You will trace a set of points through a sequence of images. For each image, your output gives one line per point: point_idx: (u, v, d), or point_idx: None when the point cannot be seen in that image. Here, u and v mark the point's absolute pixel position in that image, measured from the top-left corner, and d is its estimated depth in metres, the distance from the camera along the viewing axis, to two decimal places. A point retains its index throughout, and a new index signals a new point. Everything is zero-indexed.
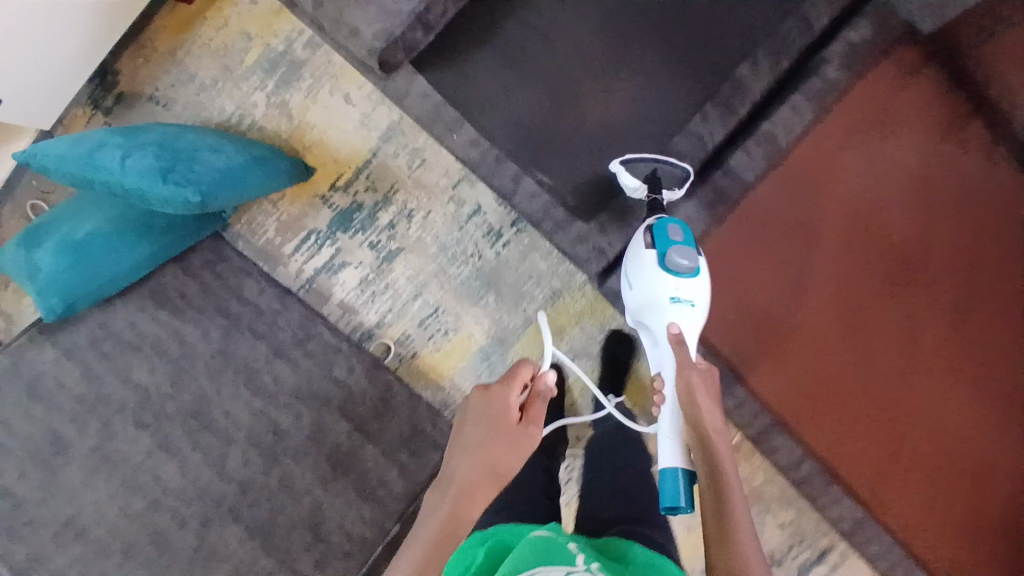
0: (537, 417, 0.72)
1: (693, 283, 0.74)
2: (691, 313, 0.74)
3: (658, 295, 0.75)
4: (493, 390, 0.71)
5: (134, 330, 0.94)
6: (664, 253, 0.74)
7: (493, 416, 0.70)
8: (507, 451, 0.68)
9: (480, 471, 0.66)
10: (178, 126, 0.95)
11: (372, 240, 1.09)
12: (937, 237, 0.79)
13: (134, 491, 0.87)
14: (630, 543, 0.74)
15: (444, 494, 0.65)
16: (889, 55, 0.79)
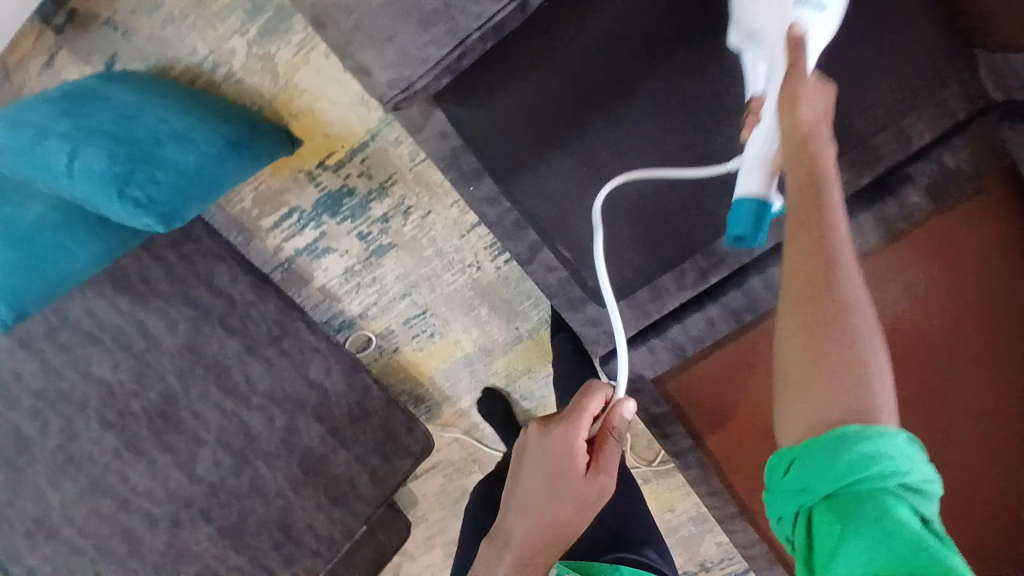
0: (608, 464, 0.66)
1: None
2: (821, 21, 0.51)
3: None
4: (550, 439, 0.67)
5: (93, 319, 0.85)
6: None
7: (555, 464, 0.66)
8: (569, 510, 0.66)
9: (539, 531, 0.66)
10: (139, 97, 0.80)
11: (362, 230, 0.98)
12: (948, 381, 0.75)
13: (101, 491, 0.85)
14: (616, 566, 0.78)
15: (501, 554, 0.68)
16: (978, 192, 0.71)
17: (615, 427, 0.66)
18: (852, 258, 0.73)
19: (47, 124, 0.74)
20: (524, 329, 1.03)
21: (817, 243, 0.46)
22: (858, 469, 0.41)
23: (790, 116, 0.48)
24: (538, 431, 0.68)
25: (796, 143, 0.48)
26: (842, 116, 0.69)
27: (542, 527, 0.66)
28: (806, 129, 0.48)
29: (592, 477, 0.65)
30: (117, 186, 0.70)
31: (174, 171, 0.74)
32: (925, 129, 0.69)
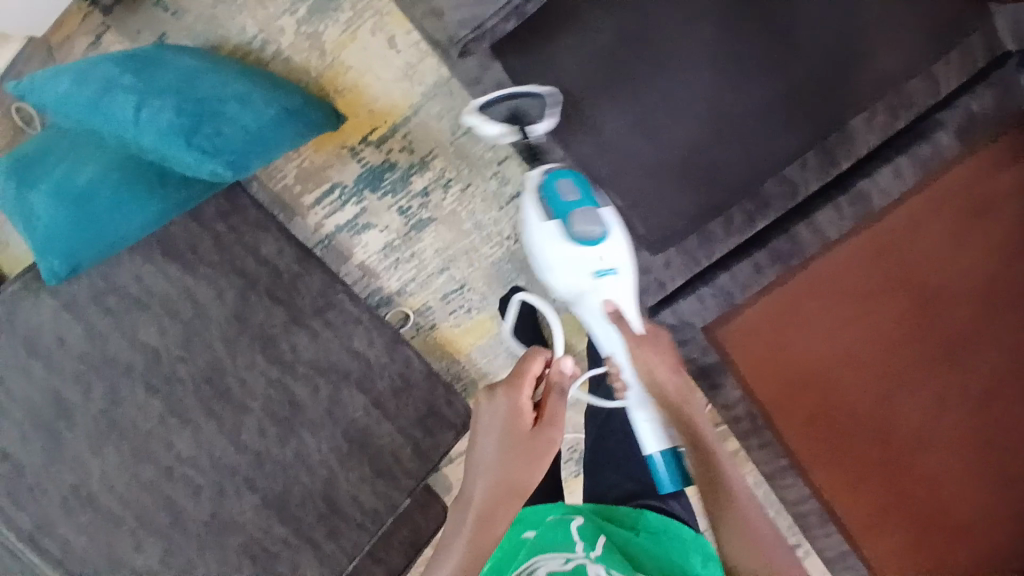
0: (553, 415, 0.69)
1: (608, 249, 0.74)
2: (615, 281, 0.75)
3: (579, 268, 0.75)
4: (500, 402, 0.69)
5: (141, 286, 0.87)
6: (567, 215, 0.74)
7: (506, 422, 0.68)
8: (524, 465, 0.66)
9: (501, 489, 0.64)
10: (197, 64, 0.86)
11: (402, 205, 1.01)
12: (990, 322, 0.78)
13: (145, 458, 0.85)
14: (641, 512, 0.79)
15: (462, 520, 0.63)
16: (1005, 134, 0.78)
17: (557, 382, 0.72)
18: (891, 198, 0.79)
19: (113, 80, 0.82)
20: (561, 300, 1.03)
21: (692, 443, 0.69)
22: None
23: (654, 378, 0.72)
24: (484, 397, 0.70)
25: (671, 409, 0.71)
26: (868, 66, 0.76)
27: (501, 486, 0.65)
28: (678, 400, 0.71)
29: (540, 431, 0.68)
30: (187, 136, 0.77)
31: (238, 125, 0.80)
32: (952, 74, 0.77)
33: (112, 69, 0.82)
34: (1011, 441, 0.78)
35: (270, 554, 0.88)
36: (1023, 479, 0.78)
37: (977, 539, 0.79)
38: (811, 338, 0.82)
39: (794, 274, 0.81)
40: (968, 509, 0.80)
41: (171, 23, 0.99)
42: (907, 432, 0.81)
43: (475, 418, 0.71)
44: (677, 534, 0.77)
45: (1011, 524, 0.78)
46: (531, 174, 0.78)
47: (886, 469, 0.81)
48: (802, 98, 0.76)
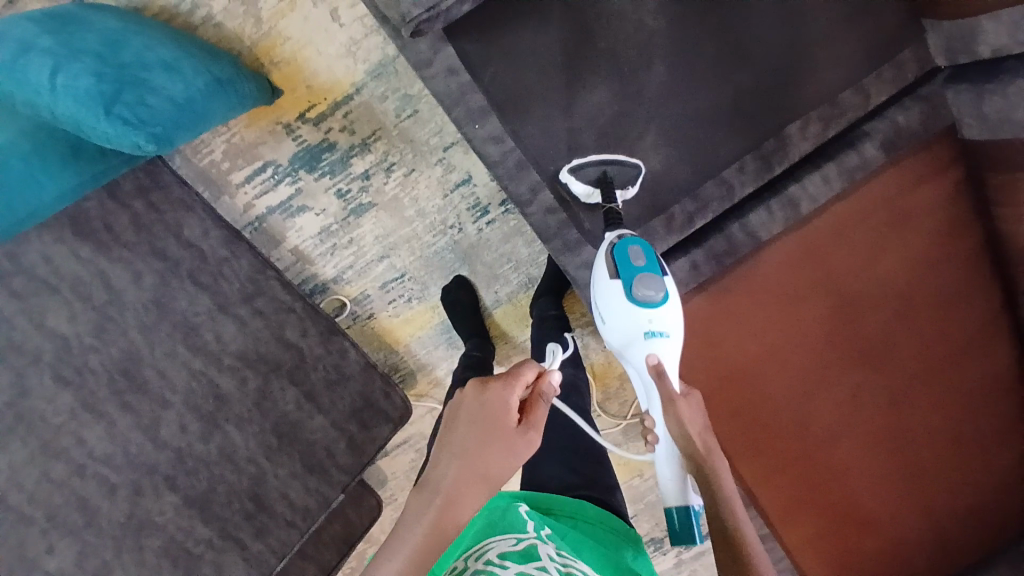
0: (537, 421, 0.65)
1: (667, 313, 0.72)
2: (666, 343, 0.72)
3: (631, 332, 0.72)
4: (485, 395, 0.64)
5: (50, 266, 0.79)
6: (631, 283, 0.71)
7: (488, 414, 0.63)
8: (503, 460, 0.61)
9: (470, 481, 0.60)
10: (120, 26, 0.79)
11: (341, 187, 0.97)
12: (903, 324, 0.84)
13: (54, 455, 0.77)
14: (580, 501, 0.77)
15: (427, 504, 0.59)
16: (926, 147, 0.82)
17: (546, 392, 0.66)
18: (823, 203, 0.82)
19: (30, 40, 0.71)
20: (504, 293, 1.03)
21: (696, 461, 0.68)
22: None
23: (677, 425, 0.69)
24: (471, 389, 0.65)
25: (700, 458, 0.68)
26: (807, 75, 0.78)
27: (475, 478, 0.61)
28: (704, 449, 0.68)
29: (524, 433, 0.64)
30: (105, 104, 0.68)
31: (164, 96, 0.73)
32: (884, 88, 0.80)
33: (28, 27, 0.72)
34: (913, 436, 0.85)
35: (193, 556, 0.83)
36: (922, 470, 0.84)
37: (884, 532, 0.84)
38: (743, 337, 0.84)
39: (725, 276, 0.83)
40: (875, 500, 0.85)
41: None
42: (825, 425, 0.85)
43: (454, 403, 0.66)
44: (613, 528, 0.76)
45: (913, 515, 0.84)
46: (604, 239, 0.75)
47: (805, 458, 0.85)
48: (744, 100, 0.78)
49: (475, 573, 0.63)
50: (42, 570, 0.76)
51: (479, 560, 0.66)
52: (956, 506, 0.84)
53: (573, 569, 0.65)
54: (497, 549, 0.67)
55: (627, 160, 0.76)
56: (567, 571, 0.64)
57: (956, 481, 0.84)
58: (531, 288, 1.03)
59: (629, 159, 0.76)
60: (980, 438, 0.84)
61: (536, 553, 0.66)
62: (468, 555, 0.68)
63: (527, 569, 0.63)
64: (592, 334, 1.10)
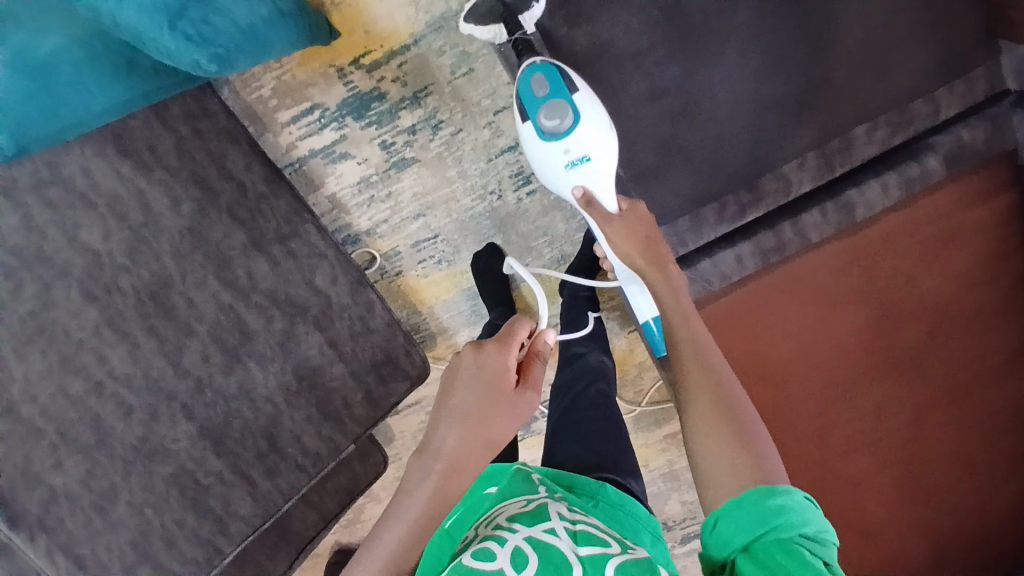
0: (536, 381, 0.65)
1: (583, 133, 0.70)
2: (593, 166, 0.71)
3: (552, 163, 0.72)
4: (484, 357, 0.63)
5: (89, 179, 0.78)
6: (537, 117, 0.71)
7: (486, 378, 0.63)
8: (500, 421, 0.62)
9: (472, 446, 0.62)
10: None
11: (386, 139, 0.95)
12: (936, 345, 0.83)
13: (74, 370, 0.77)
14: (601, 483, 0.75)
15: (429, 470, 0.61)
16: (987, 166, 0.80)
17: (541, 351, 0.66)
18: (878, 211, 0.81)
19: None
20: (535, 266, 1.03)
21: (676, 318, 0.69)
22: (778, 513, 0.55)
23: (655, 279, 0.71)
24: (469, 352, 0.64)
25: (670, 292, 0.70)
26: (878, 81, 0.77)
27: (474, 442, 0.62)
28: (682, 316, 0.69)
29: (522, 393, 0.64)
30: (170, 18, 0.67)
31: (226, 18, 0.72)
32: (953, 102, 0.79)
33: None
34: (931, 460, 0.84)
35: (202, 488, 0.83)
36: (934, 495, 0.84)
37: (885, 547, 0.85)
38: (775, 338, 0.83)
39: (768, 273, 0.82)
40: (884, 517, 0.85)
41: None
42: (843, 435, 0.85)
43: (454, 363, 0.65)
44: (632, 513, 0.74)
45: (917, 534, 0.85)
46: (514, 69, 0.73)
47: (818, 466, 0.85)
48: (814, 98, 0.77)
49: (484, 538, 0.63)
50: (45, 485, 0.75)
51: (489, 527, 0.66)
52: (964, 538, 0.84)
53: (581, 523, 0.66)
54: (506, 512, 0.68)
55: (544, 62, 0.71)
56: (574, 528, 0.64)
57: (968, 512, 0.84)
58: (563, 264, 1.02)
59: None
60: (998, 475, 0.83)
61: (545, 513, 0.66)
62: (481, 523, 0.69)
63: (534, 531, 0.62)
64: (619, 318, 1.08)
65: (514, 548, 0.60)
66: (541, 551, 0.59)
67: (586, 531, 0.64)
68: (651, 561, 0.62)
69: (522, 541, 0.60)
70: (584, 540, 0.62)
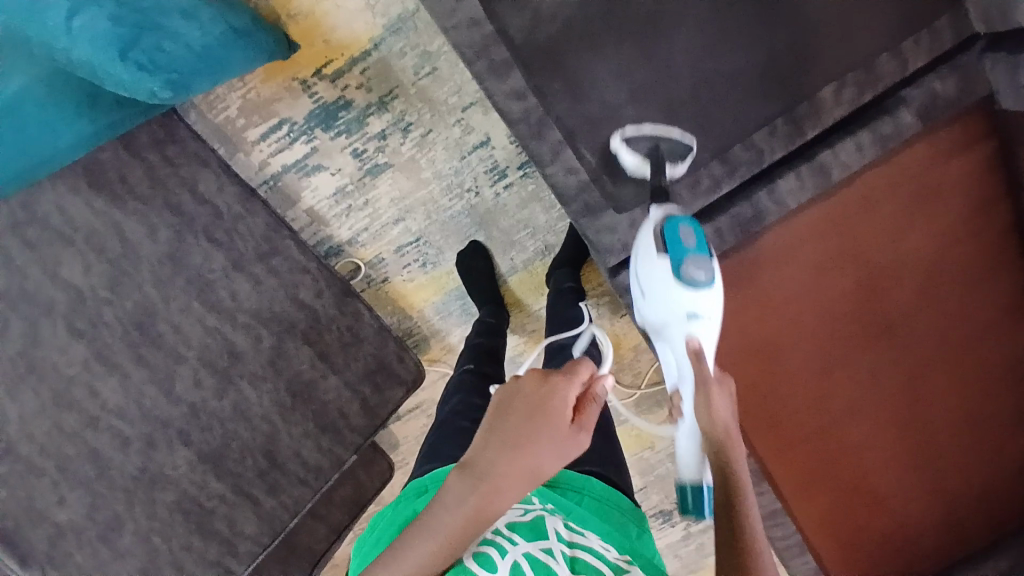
0: (588, 422, 0.60)
1: (709, 296, 0.67)
2: (709, 327, 0.67)
3: (671, 313, 0.67)
4: (545, 388, 0.58)
5: (63, 216, 0.78)
6: (679, 261, 0.66)
7: (545, 410, 0.58)
8: (551, 460, 0.57)
9: (519, 478, 0.57)
10: None
11: (357, 147, 0.95)
12: (929, 305, 0.82)
13: (68, 406, 0.78)
14: (588, 478, 0.76)
15: (469, 492, 0.57)
16: (960, 115, 0.79)
17: (597, 395, 0.61)
18: (856, 170, 0.80)
19: None
20: (519, 259, 1.02)
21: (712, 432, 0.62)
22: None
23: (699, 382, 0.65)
24: (530, 377, 0.59)
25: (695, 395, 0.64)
26: (843, 39, 0.76)
27: (520, 473, 0.57)
28: (723, 435, 0.61)
29: (576, 433, 0.59)
30: (121, 48, 0.69)
31: (181, 42, 0.72)
32: (921, 53, 0.77)
33: None
34: (934, 423, 0.84)
35: (206, 511, 0.83)
36: (936, 456, 0.84)
37: (895, 512, 0.84)
38: (763, 312, 0.83)
39: (745, 247, 0.82)
40: (888, 482, 0.84)
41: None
42: (843, 405, 0.84)
43: (507, 386, 0.60)
44: (620, 505, 0.74)
45: (925, 497, 0.84)
46: (650, 215, 0.71)
47: (820, 437, 0.85)
48: (778, 62, 0.76)
49: (482, 542, 0.62)
50: (50, 521, 0.76)
51: (486, 529, 0.65)
52: (969, 500, 0.83)
53: (579, 547, 0.64)
54: (503, 516, 0.66)
55: (680, 137, 0.75)
56: (572, 552, 0.63)
57: (970, 474, 0.83)
58: (548, 255, 1.02)
59: (683, 134, 0.75)
60: (999, 433, 0.82)
61: (543, 529, 0.65)
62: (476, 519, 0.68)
63: (533, 548, 0.62)
64: (608, 305, 1.08)
65: (512, 564, 0.60)
66: (539, 574, 0.59)
67: (581, 557, 0.63)
68: None
69: (520, 559, 0.60)
70: (580, 569, 0.62)
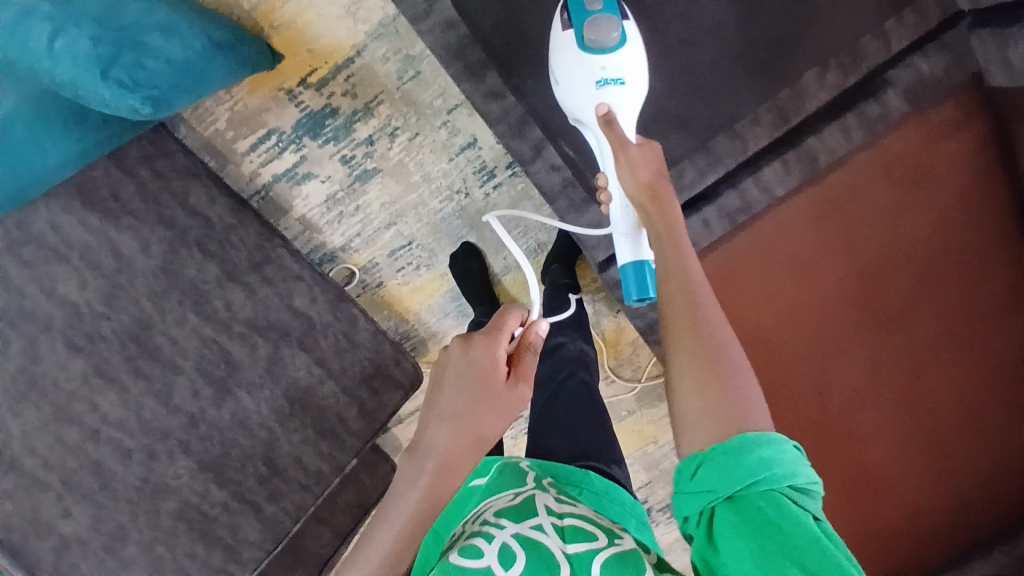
0: (526, 373, 0.64)
1: (622, 54, 0.65)
2: (623, 92, 0.65)
3: (582, 81, 0.65)
4: (474, 351, 0.63)
5: (58, 234, 0.80)
6: (582, 23, 0.65)
7: (476, 373, 0.62)
8: (493, 417, 0.62)
9: (463, 444, 0.61)
10: None
11: (345, 154, 0.96)
12: (927, 288, 0.81)
13: (69, 420, 0.80)
14: (586, 472, 0.74)
15: (420, 470, 0.60)
16: (948, 96, 0.78)
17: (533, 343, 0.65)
18: (841, 156, 0.79)
19: (30, 6, 0.71)
20: (512, 259, 1.03)
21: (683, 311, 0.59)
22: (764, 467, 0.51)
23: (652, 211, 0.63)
24: (459, 346, 0.64)
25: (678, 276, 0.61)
26: (823, 23, 0.75)
27: (465, 439, 0.61)
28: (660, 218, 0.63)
29: (513, 386, 0.63)
30: (103, 67, 0.70)
31: (161, 58, 0.74)
32: (905, 33, 0.76)
33: None
34: (940, 408, 0.82)
35: (208, 519, 0.85)
36: (946, 443, 0.81)
37: (900, 498, 0.84)
38: (757, 300, 0.83)
39: (738, 234, 0.82)
40: (891, 467, 0.84)
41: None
42: (842, 391, 0.84)
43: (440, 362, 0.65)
44: (619, 500, 0.72)
45: (936, 484, 0.82)
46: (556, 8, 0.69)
47: (820, 422, 0.85)
48: (758, 49, 0.75)
49: (472, 534, 0.62)
50: (56, 533, 0.79)
51: (476, 522, 0.64)
52: (984, 484, 0.80)
53: (569, 516, 0.65)
54: (495, 507, 0.66)
55: None
56: (562, 522, 0.63)
57: (984, 461, 0.80)
58: (541, 253, 1.02)
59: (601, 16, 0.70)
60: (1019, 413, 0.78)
61: (533, 506, 0.65)
62: (469, 518, 0.67)
63: (523, 528, 0.61)
64: (604, 300, 1.08)
65: (502, 546, 0.59)
66: (531, 550, 0.59)
67: (573, 525, 0.63)
68: (639, 553, 0.61)
69: (509, 539, 0.59)
70: (572, 536, 0.61)
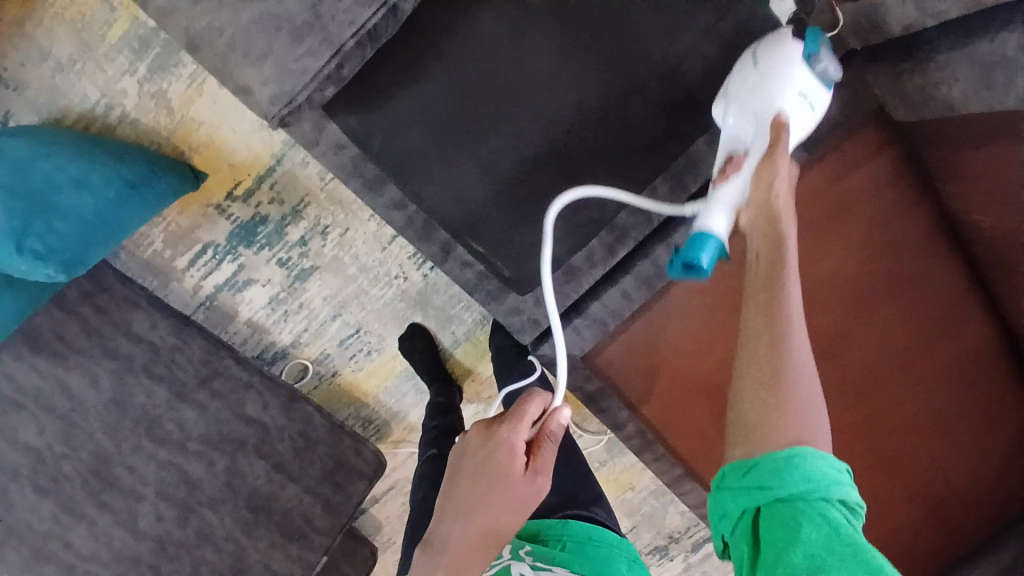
0: (545, 463, 0.62)
1: (821, 98, 0.61)
2: (805, 118, 0.60)
3: (785, 90, 0.58)
4: (493, 442, 0.62)
5: (14, 383, 0.83)
6: (812, 53, 0.59)
7: (492, 464, 0.62)
8: (509, 513, 0.61)
9: (476, 536, 0.62)
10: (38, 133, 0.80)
11: (281, 257, 0.98)
12: (864, 323, 0.83)
13: (46, 560, 0.84)
14: (565, 521, 0.75)
15: (434, 564, 0.62)
16: (851, 135, 0.76)
17: (552, 430, 0.63)
18: None
19: None
20: (460, 332, 1.04)
21: (772, 303, 0.54)
22: (809, 483, 0.49)
23: (763, 192, 0.57)
24: (479, 432, 0.64)
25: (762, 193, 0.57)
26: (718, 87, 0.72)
27: (480, 531, 0.62)
28: (771, 209, 0.56)
29: (532, 479, 0.62)
30: (17, 240, 0.74)
31: (73, 217, 0.77)
32: None
33: None
34: (892, 431, 0.86)
35: None
36: (900, 462, 0.87)
37: (868, 520, 0.89)
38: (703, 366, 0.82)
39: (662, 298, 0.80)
40: (856, 497, 0.87)
41: (12, 99, 0.89)
42: None
43: (461, 443, 0.65)
44: (601, 539, 0.74)
45: (895, 498, 0.88)
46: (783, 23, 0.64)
47: None
48: (653, 114, 0.73)
49: None
50: None
51: None
52: (940, 487, 0.87)
53: None
54: None
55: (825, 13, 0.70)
56: None
57: (936, 470, 0.86)
58: (487, 323, 1.04)
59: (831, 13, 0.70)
60: (963, 420, 0.84)
61: None
62: None
63: None
64: None
65: None
66: None
67: None
68: None
69: None
70: None
